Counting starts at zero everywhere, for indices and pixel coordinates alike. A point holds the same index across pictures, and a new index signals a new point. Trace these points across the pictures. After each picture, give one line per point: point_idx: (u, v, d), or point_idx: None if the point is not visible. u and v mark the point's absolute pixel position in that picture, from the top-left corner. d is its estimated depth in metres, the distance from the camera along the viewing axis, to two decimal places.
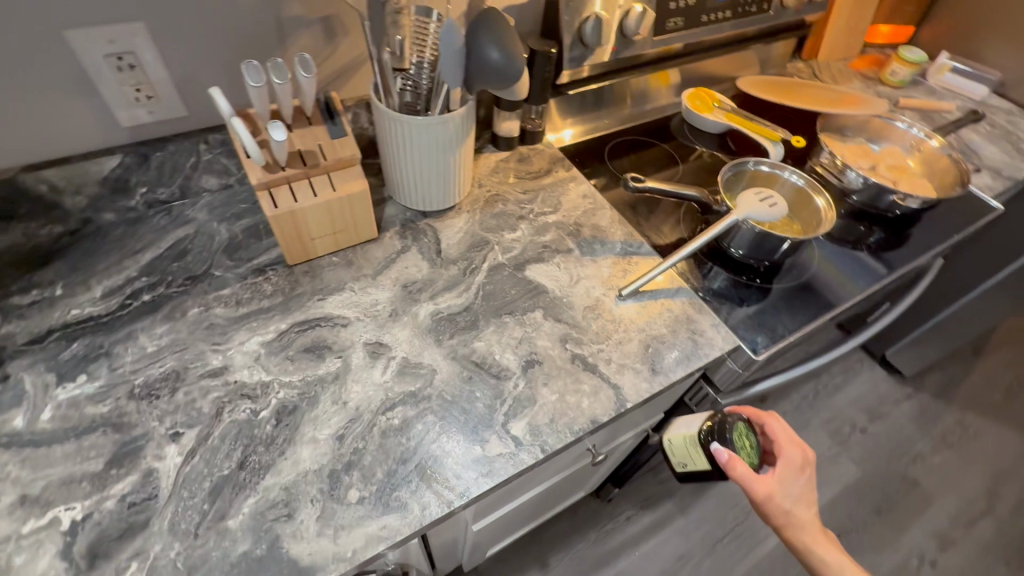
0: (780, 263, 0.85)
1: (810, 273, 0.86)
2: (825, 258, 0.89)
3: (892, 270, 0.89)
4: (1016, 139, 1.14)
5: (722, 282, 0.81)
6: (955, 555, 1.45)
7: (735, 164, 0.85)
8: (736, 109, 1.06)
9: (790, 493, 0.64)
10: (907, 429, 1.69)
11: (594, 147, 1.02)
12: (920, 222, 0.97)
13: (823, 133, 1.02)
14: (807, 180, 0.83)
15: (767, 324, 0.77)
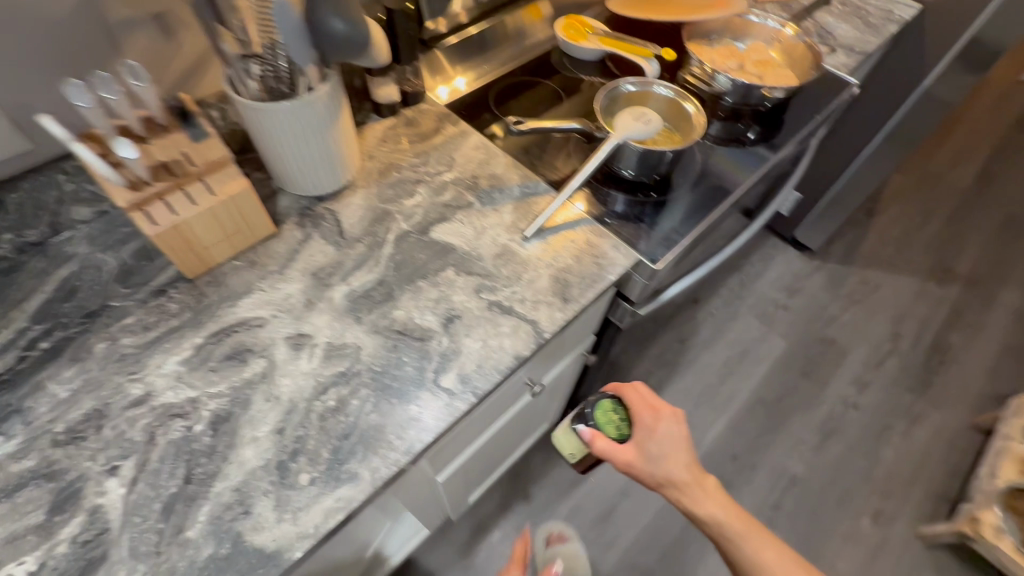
0: (669, 175, 0.90)
1: (697, 178, 0.92)
2: (710, 160, 0.95)
3: (770, 159, 0.97)
4: (865, 13, 1.22)
5: (623, 204, 0.86)
6: (872, 394, 1.66)
7: (608, 88, 0.87)
8: (610, 32, 1.07)
9: (653, 453, 0.81)
10: (821, 298, 1.88)
11: (480, 96, 1.01)
12: (789, 109, 1.05)
13: (691, 41, 1.06)
14: (675, 90, 0.87)
15: (663, 235, 0.83)
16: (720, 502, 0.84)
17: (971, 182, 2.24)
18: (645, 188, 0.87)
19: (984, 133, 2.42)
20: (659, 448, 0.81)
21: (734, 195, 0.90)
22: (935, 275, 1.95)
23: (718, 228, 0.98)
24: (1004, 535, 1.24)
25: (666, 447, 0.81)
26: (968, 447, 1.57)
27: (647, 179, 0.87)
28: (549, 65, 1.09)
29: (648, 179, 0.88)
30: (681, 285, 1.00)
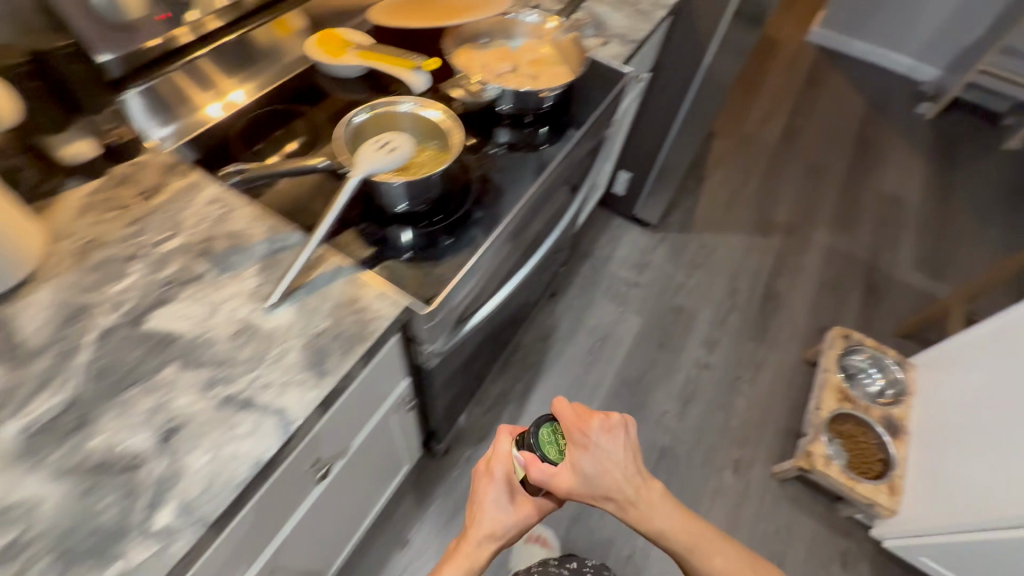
0: (447, 196, 0.83)
1: (476, 191, 0.85)
2: (491, 172, 0.89)
3: (556, 158, 0.92)
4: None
5: (414, 238, 0.78)
6: (720, 352, 1.78)
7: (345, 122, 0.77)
8: (371, 44, 0.96)
9: (596, 469, 0.74)
10: (667, 268, 1.97)
11: (228, 136, 0.86)
12: (571, 104, 1.02)
13: (458, 47, 0.99)
14: (419, 102, 0.81)
15: (438, 268, 0.75)
16: (676, 518, 0.79)
17: (778, 138, 2.48)
18: (436, 212, 0.80)
19: (782, 91, 2.69)
20: (598, 472, 0.74)
21: (520, 205, 0.84)
22: (759, 229, 2.14)
23: (518, 241, 0.92)
24: (833, 461, 1.38)
25: (609, 467, 0.75)
26: (803, 382, 1.73)
27: (432, 201, 0.80)
28: (313, 89, 0.96)
29: (433, 203, 0.80)
30: (493, 306, 0.92)
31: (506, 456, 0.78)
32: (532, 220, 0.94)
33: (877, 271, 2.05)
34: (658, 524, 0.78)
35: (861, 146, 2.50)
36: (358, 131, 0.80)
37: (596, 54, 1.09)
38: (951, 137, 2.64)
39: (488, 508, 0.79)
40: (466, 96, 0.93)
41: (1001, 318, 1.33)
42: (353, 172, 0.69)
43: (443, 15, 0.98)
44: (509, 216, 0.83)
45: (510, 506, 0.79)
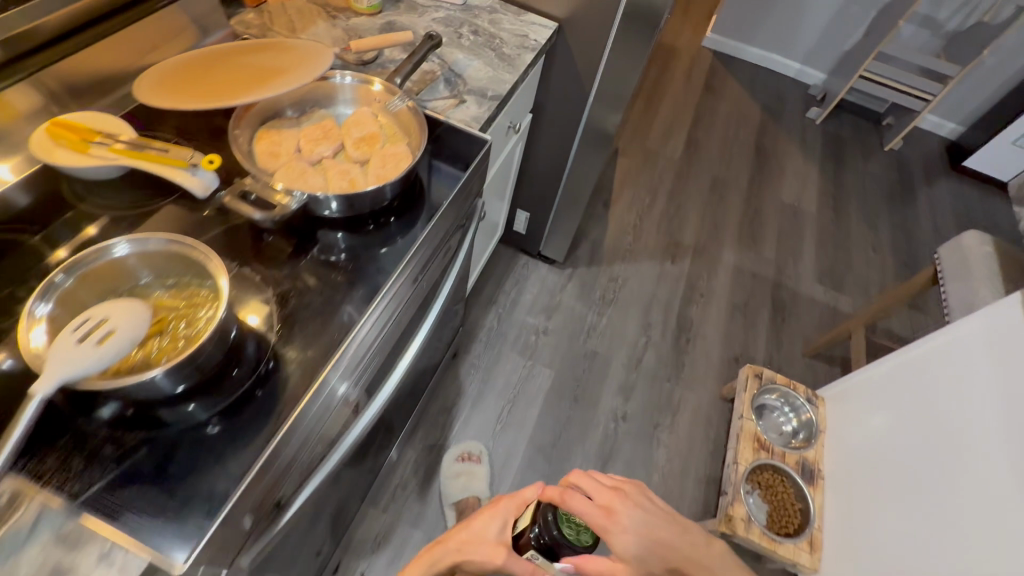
0: (234, 352, 0.61)
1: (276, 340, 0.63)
2: (304, 300, 0.67)
3: (394, 269, 0.72)
4: (498, 43, 1.06)
5: (201, 415, 0.57)
6: (637, 398, 1.68)
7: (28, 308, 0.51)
8: (129, 134, 0.71)
9: (631, 552, 0.67)
10: (577, 308, 1.84)
11: None
12: (418, 187, 0.82)
13: (259, 129, 0.76)
14: (161, 239, 0.58)
15: (208, 484, 0.53)
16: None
17: (682, 151, 2.42)
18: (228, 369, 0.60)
19: (682, 101, 2.65)
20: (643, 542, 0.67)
21: (341, 356, 0.64)
22: (669, 253, 2.06)
23: (354, 385, 0.71)
24: (754, 522, 1.31)
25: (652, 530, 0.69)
26: (721, 421, 1.68)
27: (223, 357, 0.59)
28: (48, 197, 0.69)
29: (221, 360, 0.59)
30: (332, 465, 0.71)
31: (521, 499, 0.72)
32: (376, 352, 0.74)
33: (784, 289, 2.05)
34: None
35: (760, 155, 2.51)
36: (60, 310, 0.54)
37: (448, 118, 0.90)
38: (840, 139, 2.72)
39: (483, 530, 0.70)
40: (256, 212, 0.66)
41: (901, 356, 1.30)
42: (36, 389, 0.45)
43: (235, 87, 0.76)
44: (327, 372, 0.62)
45: (496, 539, 0.68)
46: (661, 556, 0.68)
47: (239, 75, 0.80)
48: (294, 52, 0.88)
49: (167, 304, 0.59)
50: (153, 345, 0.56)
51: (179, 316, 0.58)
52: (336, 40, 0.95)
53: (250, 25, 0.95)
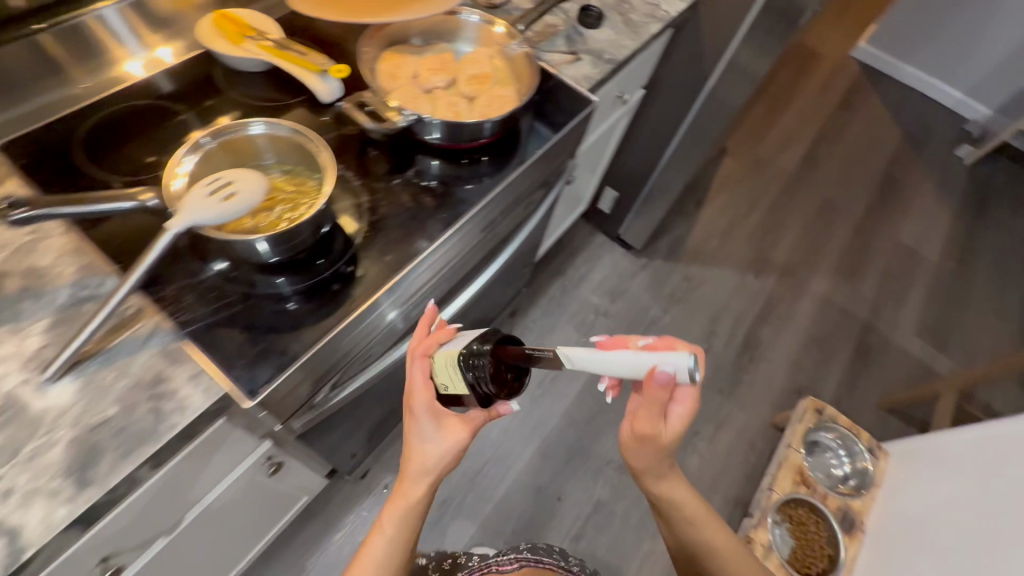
0: (320, 247, 0.68)
1: (346, 255, 0.69)
2: (400, 202, 0.75)
3: (545, 147, 0.84)
4: (627, 7, 1.04)
5: (305, 279, 0.66)
6: None
7: (218, 129, 0.63)
8: (277, 35, 0.80)
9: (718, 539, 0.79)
10: (643, 299, 1.81)
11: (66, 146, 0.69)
12: (535, 121, 0.87)
13: (381, 52, 0.81)
14: (273, 122, 0.65)
15: (276, 344, 0.61)
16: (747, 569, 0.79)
17: (796, 162, 2.26)
18: (321, 250, 0.68)
19: (810, 111, 2.45)
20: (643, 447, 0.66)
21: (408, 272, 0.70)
22: (751, 267, 1.95)
23: (391, 319, 0.76)
24: (777, 553, 1.27)
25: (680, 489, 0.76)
26: (766, 449, 1.59)
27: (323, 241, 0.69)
28: (189, 84, 0.79)
29: (316, 245, 0.68)
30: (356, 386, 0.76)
31: (420, 387, 0.61)
32: (441, 270, 0.81)
33: (873, 332, 1.87)
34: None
35: (884, 188, 2.27)
36: (211, 158, 0.64)
37: (559, 73, 0.91)
38: (987, 184, 2.39)
39: (416, 431, 0.61)
40: (370, 122, 0.72)
41: (977, 436, 1.22)
42: (179, 226, 0.54)
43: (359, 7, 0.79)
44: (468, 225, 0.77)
45: (433, 433, 0.61)
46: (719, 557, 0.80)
47: None
48: None
49: (304, 191, 0.66)
50: (263, 219, 0.64)
51: (290, 193, 0.66)
52: None
53: None
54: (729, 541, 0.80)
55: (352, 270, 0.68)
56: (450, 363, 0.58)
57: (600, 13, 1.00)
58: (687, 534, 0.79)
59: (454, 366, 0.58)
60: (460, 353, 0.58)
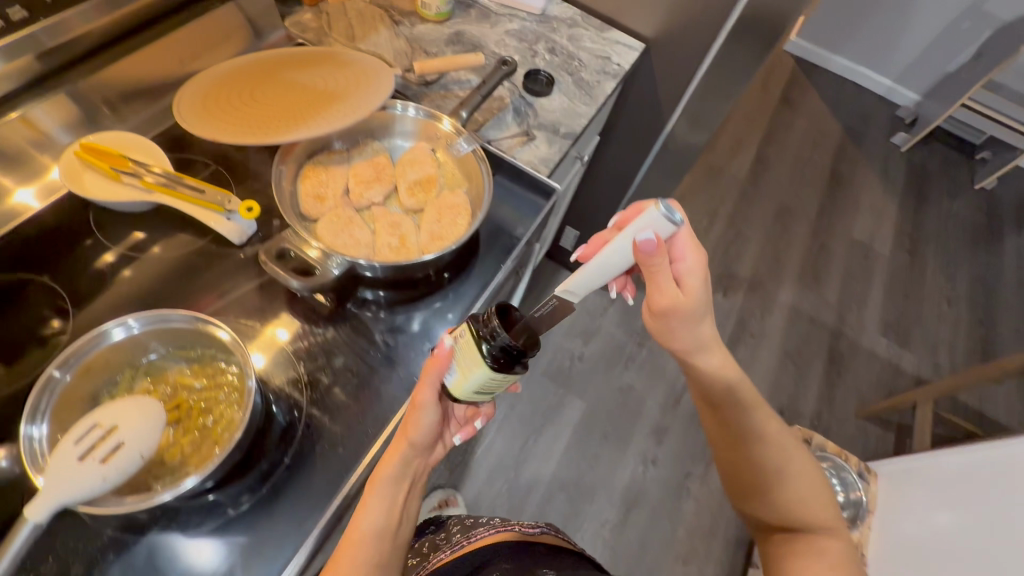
0: (258, 442, 0.54)
1: (289, 445, 0.55)
2: (355, 360, 0.61)
3: (517, 248, 0.73)
4: (575, 64, 0.94)
5: (245, 481, 0.53)
6: (671, 442, 1.57)
7: (85, 341, 0.48)
8: (162, 162, 0.64)
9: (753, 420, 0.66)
10: (617, 336, 1.72)
11: None
12: (493, 227, 0.74)
13: (300, 168, 0.68)
14: (156, 314, 0.50)
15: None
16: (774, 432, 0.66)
17: (750, 168, 2.24)
18: (260, 438, 0.54)
19: (755, 113, 2.44)
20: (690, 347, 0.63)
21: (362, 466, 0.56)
22: (720, 285, 1.91)
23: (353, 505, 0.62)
24: None
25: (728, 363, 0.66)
26: None
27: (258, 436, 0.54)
28: (58, 241, 0.63)
29: (252, 445, 0.53)
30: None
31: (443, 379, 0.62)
32: None
33: (844, 338, 1.87)
34: (775, 501, 0.65)
35: (834, 186, 2.28)
36: (84, 375, 0.48)
37: (514, 159, 0.79)
38: (925, 171, 2.46)
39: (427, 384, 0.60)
40: (292, 279, 0.58)
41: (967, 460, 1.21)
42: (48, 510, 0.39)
43: (263, 123, 0.66)
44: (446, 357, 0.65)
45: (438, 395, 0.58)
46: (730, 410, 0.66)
47: (294, 95, 0.71)
48: (350, 69, 0.78)
49: (218, 387, 0.52)
50: (168, 441, 0.49)
51: (202, 395, 0.52)
52: (398, 54, 0.85)
53: (306, 28, 0.85)
54: (792, 454, 0.66)
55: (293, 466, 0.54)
56: (475, 372, 0.49)
57: (550, 77, 0.89)
58: (742, 421, 0.66)
59: (484, 373, 0.50)
60: (482, 354, 0.49)
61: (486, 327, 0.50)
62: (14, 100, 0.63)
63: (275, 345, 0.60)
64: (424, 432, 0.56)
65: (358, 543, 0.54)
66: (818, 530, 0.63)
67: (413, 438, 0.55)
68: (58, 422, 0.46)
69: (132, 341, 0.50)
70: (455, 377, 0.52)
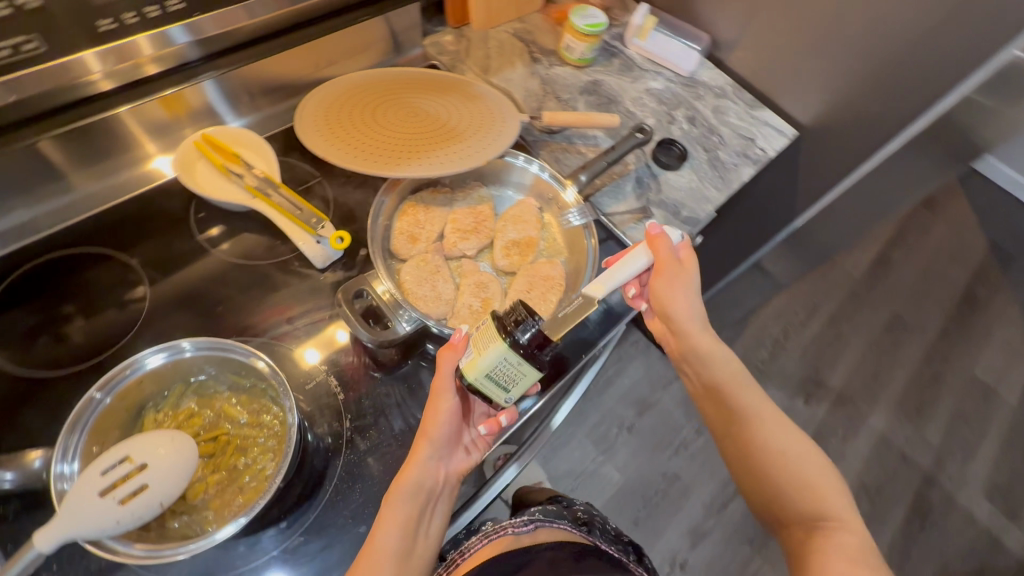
0: (289, 484, 0.51)
1: (317, 502, 0.51)
2: (402, 432, 0.55)
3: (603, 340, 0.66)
4: (713, 140, 0.85)
5: (261, 533, 0.49)
6: (705, 549, 1.41)
7: (140, 356, 0.44)
8: (268, 165, 0.62)
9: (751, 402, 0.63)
10: (674, 415, 1.58)
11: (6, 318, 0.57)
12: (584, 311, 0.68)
13: (401, 202, 0.64)
14: (210, 339, 0.46)
15: None
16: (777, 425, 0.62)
17: (868, 267, 2.01)
18: (291, 483, 0.50)
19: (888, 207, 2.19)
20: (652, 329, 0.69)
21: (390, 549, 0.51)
22: (803, 390, 1.71)
23: None
24: None
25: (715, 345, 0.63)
26: None
27: (292, 482, 0.51)
28: (159, 226, 0.64)
29: (284, 490, 0.50)
30: None
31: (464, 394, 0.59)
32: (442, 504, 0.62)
33: (936, 489, 1.61)
34: (778, 485, 0.59)
35: (965, 309, 1.99)
36: (137, 384, 0.46)
37: (623, 236, 0.72)
38: None
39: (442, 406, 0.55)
40: (361, 328, 0.53)
41: None
42: (59, 545, 0.37)
43: (378, 150, 0.63)
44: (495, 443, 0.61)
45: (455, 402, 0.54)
46: (740, 393, 0.63)
47: (413, 124, 0.68)
48: (477, 104, 0.73)
49: (260, 426, 0.49)
50: (195, 475, 0.46)
51: (242, 428, 0.48)
52: (528, 95, 0.80)
53: (443, 50, 0.83)
54: (770, 419, 0.62)
55: (314, 531, 0.50)
56: (492, 349, 0.49)
57: (684, 150, 0.81)
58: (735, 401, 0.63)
59: (503, 353, 0.49)
60: (501, 330, 0.49)
61: (512, 319, 0.50)
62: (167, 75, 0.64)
63: (333, 344, 0.58)
64: (447, 425, 0.52)
65: (378, 556, 0.47)
66: (819, 521, 0.56)
67: (432, 431, 0.51)
68: (97, 431, 0.44)
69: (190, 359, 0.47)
70: (471, 356, 0.51)
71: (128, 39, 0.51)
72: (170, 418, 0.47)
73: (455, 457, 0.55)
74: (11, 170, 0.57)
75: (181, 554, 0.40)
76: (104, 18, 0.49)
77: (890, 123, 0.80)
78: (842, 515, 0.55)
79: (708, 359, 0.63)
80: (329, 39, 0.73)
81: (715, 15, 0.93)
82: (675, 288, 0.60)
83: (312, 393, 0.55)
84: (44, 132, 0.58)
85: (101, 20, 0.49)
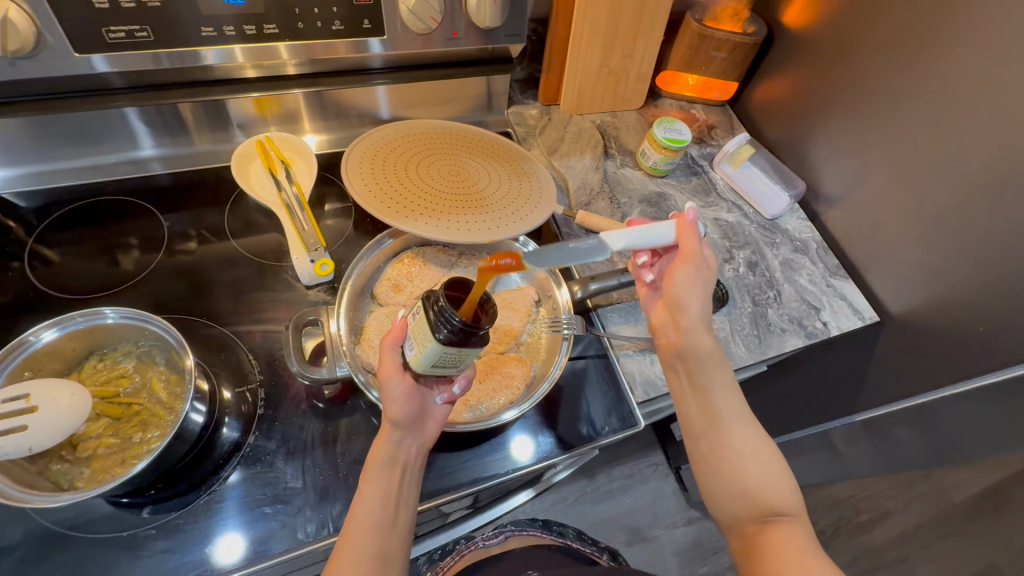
0: (185, 475, 0.53)
1: (196, 503, 0.52)
2: (289, 470, 0.54)
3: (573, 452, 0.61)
4: (766, 295, 0.76)
5: (135, 509, 0.51)
6: None
7: (87, 313, 0.50)
8: (305, 182, 0.69)
9: (737, 408, 0.56)
10: (666, 563, 1.37)
11: (61, 235, 0.68)
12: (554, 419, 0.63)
13: (406, 252, 0.67)
14: (150, 315, 0.51)
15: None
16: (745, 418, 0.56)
17: None
18: (183, 474, 0.52)
19: None
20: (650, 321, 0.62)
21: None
22: None
23: None
24: None
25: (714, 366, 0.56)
26: None
27: (184, 472, 0.52)
28: (210, 200, 0.72)
29: (174, 478, 0.52)
30: None
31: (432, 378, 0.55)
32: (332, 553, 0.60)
33: None
34: (750, 481, 0.53)
35: None
36: (88, 331, 0.51)
37: (615, 360, 0.66)
38: None
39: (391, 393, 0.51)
40: (296, 357, 0.54)
41: None
42: None
43: (401, 197, 0.66)
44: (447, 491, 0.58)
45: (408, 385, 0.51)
46: (723, 399, 0.56)
47: (452, 183, 0.70)
48: (524, 181, 0.73)
49: (170, 410, 0.51)
50: (94, 432, 0.49)
51: (154, 403, 0.52)
52: (583, 186, 0.79)
53: (524, 122, 0.85)
54: (742, 417, 0.56)
55: (179, 529, 0.51)
56: (429, 347, 0.46)
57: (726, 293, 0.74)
58: (717, 404, 0.56)
59: (439, 345, 0.46)
60: (431, 330, 0.46)
61: (432, 311, 0.46)
62: (269, 81, 0.72)
63: None
64: (408, 405, 0.50)
65: (359, 530, 0.48)
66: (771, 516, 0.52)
67: (393, 414, 0.50)
68: (36, 358, 0.49)
69: (138, 327, 0.51)
70: (413, 352, 0.49)
71: (224, 46, 0.61)
72: (105, 371, 0.52)
73: (425, 430, 0.53)
74: (143, 121, 0.70)
75: (23, 502, 0.42)
76: (210, 26, 0.59)
77: (984, 347, 0.65)
78: (800, 512, 0.52)
79: (710, 361, 0.56)
80: (445, 79, 0.78)
81: (823, 165, 0.85)
82: (692, 284, 0.55)
83: (243, 395, 0.58)
84: (184, 96, 0.69)
85: (205, 27, 0.58)
